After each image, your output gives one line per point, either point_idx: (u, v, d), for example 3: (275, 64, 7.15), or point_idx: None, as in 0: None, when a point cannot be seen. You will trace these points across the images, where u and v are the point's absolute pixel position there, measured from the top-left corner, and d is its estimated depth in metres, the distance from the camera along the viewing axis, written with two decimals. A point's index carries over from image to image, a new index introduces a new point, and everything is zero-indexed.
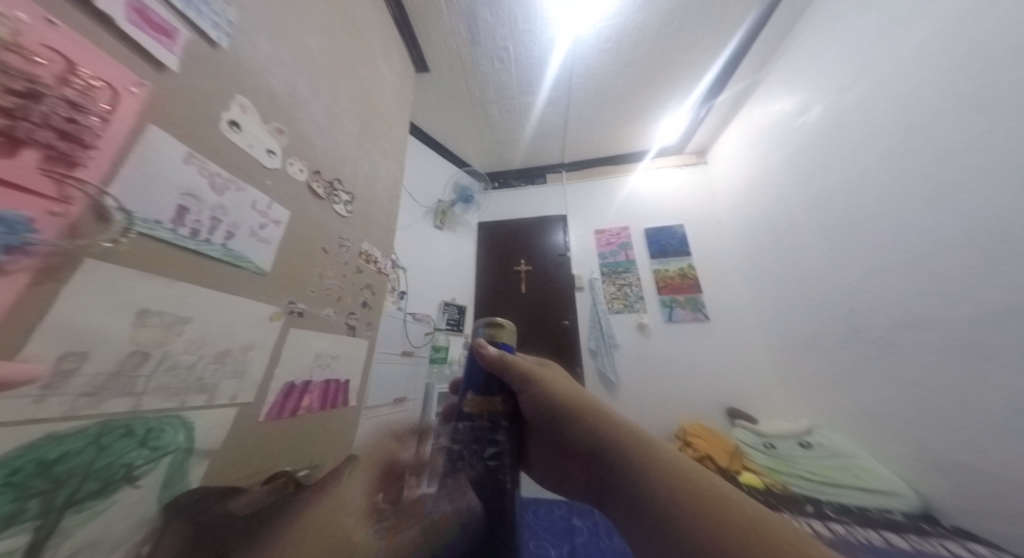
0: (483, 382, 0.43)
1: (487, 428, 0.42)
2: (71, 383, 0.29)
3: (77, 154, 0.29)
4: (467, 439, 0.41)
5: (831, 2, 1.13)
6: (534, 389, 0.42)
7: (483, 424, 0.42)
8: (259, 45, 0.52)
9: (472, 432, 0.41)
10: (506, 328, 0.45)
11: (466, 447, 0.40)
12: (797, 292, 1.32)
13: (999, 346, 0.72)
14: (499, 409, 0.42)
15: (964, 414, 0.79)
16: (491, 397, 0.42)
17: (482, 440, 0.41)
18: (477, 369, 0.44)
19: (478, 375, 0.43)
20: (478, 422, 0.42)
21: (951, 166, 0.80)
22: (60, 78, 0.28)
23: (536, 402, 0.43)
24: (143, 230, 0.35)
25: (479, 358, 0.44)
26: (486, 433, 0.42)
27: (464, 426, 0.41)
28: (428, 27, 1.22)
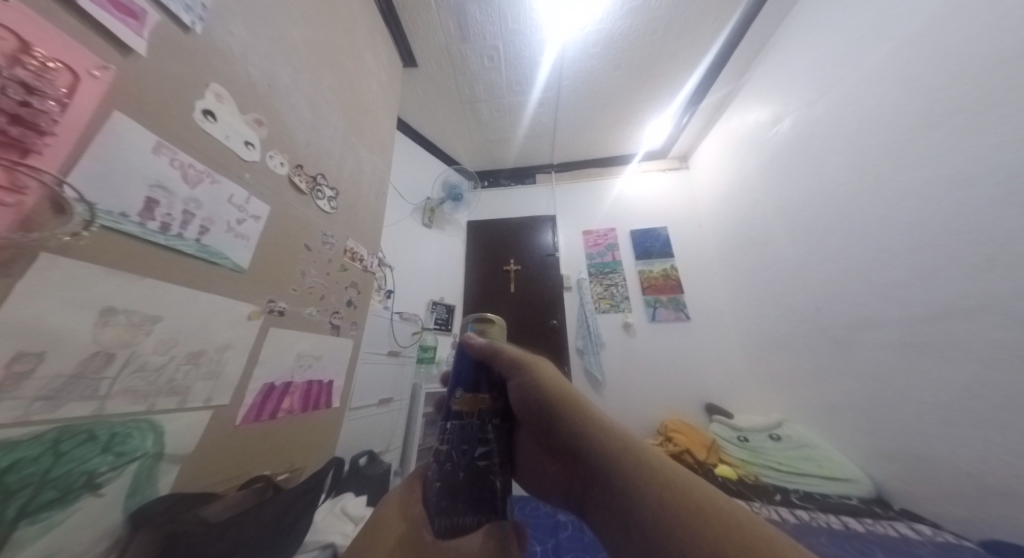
0: (473, 374, 0.38)
1: (477, 427, 0.35)
2: (26, 387, 0.27)
3: (32, 141, 0.27)
4: (455, 441, 0.34)
5: (800, 20, 1.21)
6: (519, 377, 0.34)
7: (473, 422, 0.35)
8: (236, 31, 0.50)
9: (460, 433, 0.34)
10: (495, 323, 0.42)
11: (454, 447, 0.33)
12: (769, 292, 1.39)
13: (941, 342, 0.80)
14: (489, 406, 0.36)
15: (909, 406, 0.87)
16: (481, 390, 0.37)
17: (471, 439, 0.34)
18: (466, 362, 0.39)
19: (467, 368, 0.38)
20: (467, 421, 0.35)
21: (900, 177, 0.87)
22: (12, 58, 0.26)
23: (522, 396, 0.34)
24: (107, 223, 0.32)
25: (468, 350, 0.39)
26: (478, 432, 0.35)
27: (451, 426, 0.35)
28: (416, 22, 1.21)
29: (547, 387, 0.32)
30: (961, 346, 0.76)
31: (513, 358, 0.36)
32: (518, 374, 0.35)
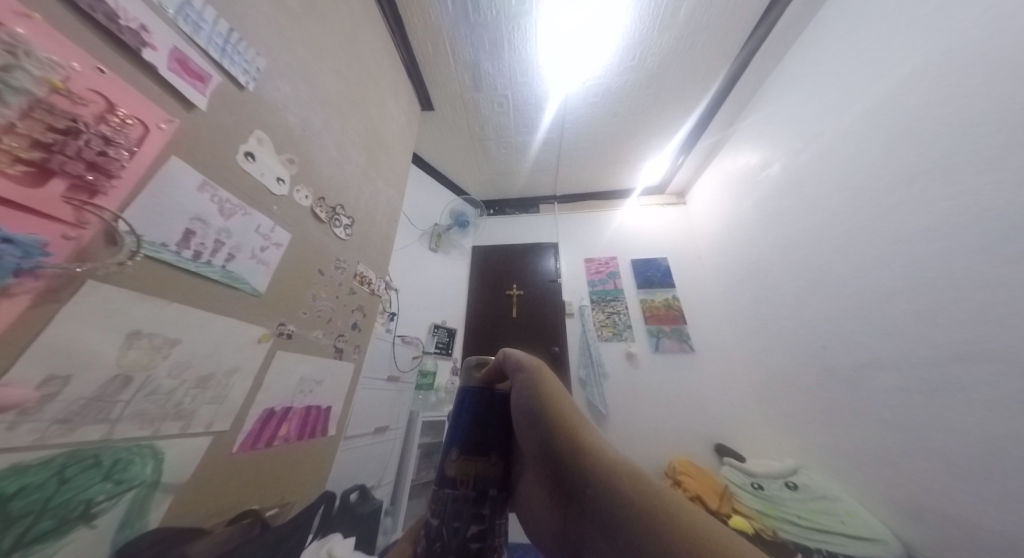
0: (470, 434, 0.36)
1: (472, 501, 0.33)
2: (47, 409, 0.28)
3: (101, 184, 0.31)
4: (448, 516, 0.32)
5: (780, 80, 1.34)
6: (523, 378, 0.35)
7: (468, 494, 0.33)
8: (281, 87, 0.57)
9: (453, 506, 0.32)
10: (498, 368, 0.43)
11: (445, 523, 0.31)
12: (772, 326, 1.39)
13: (950, 386, 0.77)
14: (488, 470, 0.34)
15: (925, 455, 0.82)
16: (478, 453, 0.35)
17: (465, 515, 0.32)
18: (465, 419, 0.37)
19: (465, 427, 0.36)
20: (461, 491, 0.33)
21: (888, 220, 0.91)
22: (99, 116, 0.31)
23: (521, 399, 0.34)
24: (149, 253, 0.36)
25: (470, 389, 0.40)
26: (471, 506, 0.32)
27: (445, 497, 0.33)
28: (435, 74, 1.35)
29: (544, 386, 0.32)
30: (970, 391, 0.74)
31: (519, 362, 0.37)
32: (519, 377, 0.36)
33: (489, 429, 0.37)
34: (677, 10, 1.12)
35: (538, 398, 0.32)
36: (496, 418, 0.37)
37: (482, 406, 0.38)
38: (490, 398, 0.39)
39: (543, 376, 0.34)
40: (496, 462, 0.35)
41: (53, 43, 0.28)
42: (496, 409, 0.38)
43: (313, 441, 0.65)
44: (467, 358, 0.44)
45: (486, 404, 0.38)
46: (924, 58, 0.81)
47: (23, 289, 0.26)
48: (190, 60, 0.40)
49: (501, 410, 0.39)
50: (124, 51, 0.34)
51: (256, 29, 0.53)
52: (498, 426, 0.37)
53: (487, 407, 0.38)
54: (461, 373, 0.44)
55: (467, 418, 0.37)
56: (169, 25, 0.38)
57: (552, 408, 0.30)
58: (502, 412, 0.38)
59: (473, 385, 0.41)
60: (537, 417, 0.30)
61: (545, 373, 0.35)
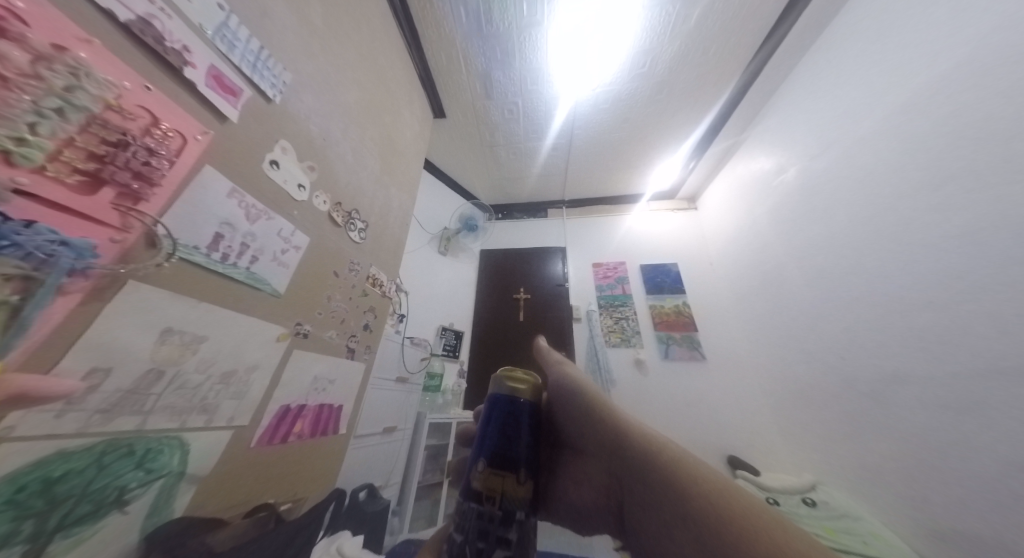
0: (499, 446, 0.33)
1: (498, 520, 0.29)
2: (90, 399, 0.30)
3: (144, 192, 0.34)
4: (473, 534, 0.29)
5: (795, 86, 1.32)
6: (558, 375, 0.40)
7: (494, 512, 0.29)
8: (305, 98, 0.60)
9: (477, 524, 0.29)
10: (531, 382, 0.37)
11: (468, 541, 0.29)
12: (788, 335, 1.34)
13: (981, 404, 0.73)
14: (515, 492, 0.31)
15: (952, 475, 0.78)
16: (505, 468, 0.32)
17: (489, 536, 0.29)
18: (492, 430, 0.34)
19: (491, 439, 0.33)
20: (487, 509, 0.30)
21: (911, 228, 0.87)
22: (145, 130, 0.34)
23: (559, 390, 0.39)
24: (182, 255, 0.38)
25: (500, 399, 0.36)
26: (497, 528, 0.29)
27: (470, 510, 0.30)
28: (448, 82, 1.39)
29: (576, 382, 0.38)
30: (1002, 409, 0.70)
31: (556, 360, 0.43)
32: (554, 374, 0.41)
33: (519, 445, 0.33)
34: (688, 18, 1.13)
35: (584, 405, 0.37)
36: (525, 434, 0.34)
37: (512, 418, 0.34)
38: (521, 412, 0.35)
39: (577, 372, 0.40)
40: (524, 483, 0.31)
41: (109, 64, 0.31)
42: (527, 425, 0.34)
43: (325, 440, 0.67)
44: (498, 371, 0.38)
45: (516, 418, 0.34)
46: (947, 63, 0.79)
47: (75, 287, 0.29)
48: (225, 77, 0.44)
49: (530, 426, 0.35)
50: (168, 70, 0.37)
51: (283, 45, 0.56)
52: (527, 443, 0.33)
53: (517, 421, 0.34)
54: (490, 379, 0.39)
55: (495, 429, 0.34)
56: (207, 46, 0.41)
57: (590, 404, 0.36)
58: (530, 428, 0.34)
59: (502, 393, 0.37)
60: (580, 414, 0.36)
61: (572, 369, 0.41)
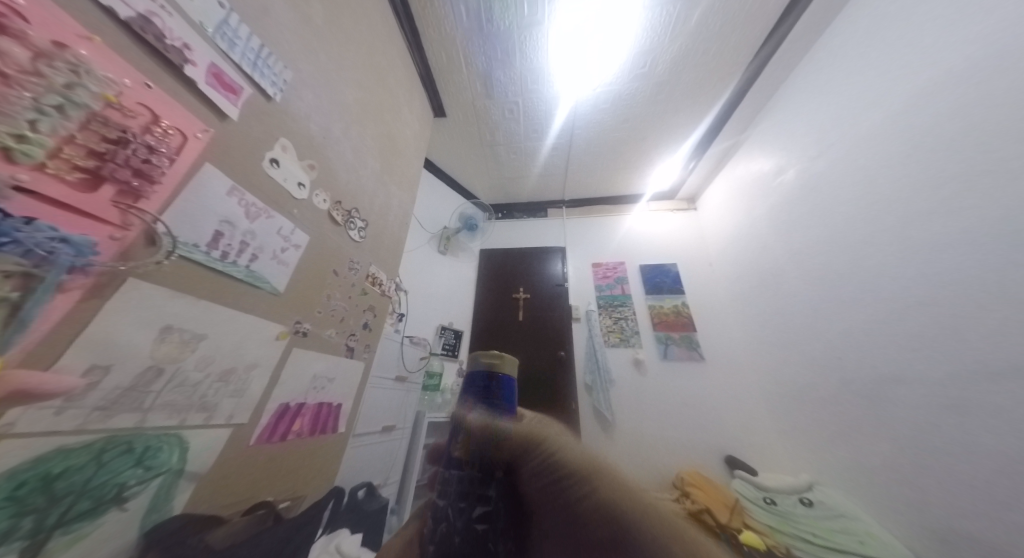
0: (475, 414, 0.35)
1: (476, 481, 0.30)
2: (90, 397, 0.30)
3: (144, 190, 0.34)
4: (455, 496, 0.30)
5: (794, 88, 1.33)
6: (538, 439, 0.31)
7: (473, 474, 0.30)
8: (305, 97, 0.60)
9: (458, 486, 0.30)
10: (506, 358, 0.39)
11: (450, 503, 0.30)
12: (786, 336, 1.35)
13: (977, 404, 0.73)
14: (493, 453, 0.31)
15: (949, 476, 0.78)
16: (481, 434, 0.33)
17: (471, 495, 0.30)
18: (472, 400, 0.37)
19: (471, 407, 0.36)
20: (466, 471, 0.31)
21: (910, 229, 0.87)
22: (145, 127, 0.34)
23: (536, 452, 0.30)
24: (182, 254, 0.38)
25: (478, 374, 0.39)
26: (477, 487, 0.30)
27: (452, 476, 0.31)
28: (448, 82, 1.39)
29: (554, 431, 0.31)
30: (998, 410, 0.70)
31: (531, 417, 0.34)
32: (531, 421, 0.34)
33: (495, 410, 0.35)
34: (689, 18, 1.13)
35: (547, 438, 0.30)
36: (502, 401, 0.36)
37: (489, 387, 0.37)
38: (496, 384, 0.37)
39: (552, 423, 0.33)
40: (498, 448, 0.31)
41: (110, 62, 0.31)
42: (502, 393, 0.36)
43: (324, 438, 0.67)
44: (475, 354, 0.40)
45: (491, 388, 0.37)
46: (947, 66, 0.79)
47: (74, 285, 0.29)
48: (225, 75, 0.44)
49: (508, 395, 0.37)
50: (168, 68, 0.37)
51: (284, 43, 0.56)
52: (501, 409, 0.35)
53: (494, 390, 0.37)
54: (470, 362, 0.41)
55: (473, 398, 0.37)
56: (208, 43, 0.41)
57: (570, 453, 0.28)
58: (507, 397, 0.37)
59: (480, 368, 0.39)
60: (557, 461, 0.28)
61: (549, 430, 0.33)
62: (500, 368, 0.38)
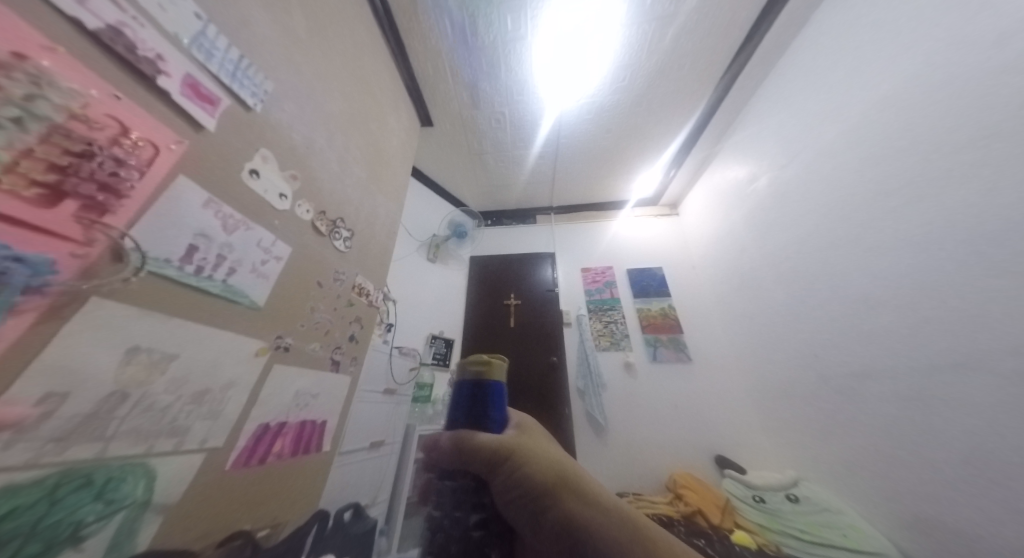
0: (464, 430, 0.35)
1: (470, 492, 0.34)
2: (45, 427, 0.28)
3: (111, 204, 0.32)
4: (449, 506, 0.34)
5: (762, 101, 1.42)
6: (510, 463, 0.35)
7: (466, 487, 0.34)
8: (287, 108, 0.60)
9: (454, 497, 0.34)
10: (494, 363, 0.37)
11: (446, 514, 0.33)
12: (766, 335, 1.40)
13: (942, 397, 0.78)
14: (479, 474, 0.34)
15: (921, 466, 0.82)
16: (469, 454, 0.34)
17: (465, 505, 0.34)
18: (460, 413, 0.36)
19: (459, 422, 0.35)
20: (459, 484, 0.34)
21: (873, 232, 0.93)
22: (112, 140, 0.33)
23: (512, 478, 0.35)
24: (152, 269, 0.36)
25: (465, 383, 0.37)
26: (472, 496, 0.34)
27: (445, 489, 0.35)
28: (435, 92, 1.40)
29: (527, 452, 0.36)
30: (960, 400, 0.75)
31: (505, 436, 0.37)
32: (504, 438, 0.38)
33: (483, 425, 0.35)
34: (664, 35, 1.19)
35: (513, 456, 0.35)
36: (491, 411, 0.35)
37: (478, 399, 0.36)
38: (482, 396, 0.36)
39: (524, 441, 0.38)
40: (484, 463, 0.34)
41: (76, 74, 0.30)
42: (489, 405, 0.36)
43: (308, 459, 0.64)
44: (461, 359, 0.37)
45: (478, 401, 0.36)
46: (898, 83, 0.86)
47: (29, 307, 0.27)
48: (202, 85, 0.43)
49: (497, 403, 0.36)
50: (141, 79, 0.36)
51: (265, 55, 0.55)
52: (489, 423, 0.35)
53: (483, 399, 0.36)
54: (455, 366, 0.38)
55: (462, 411, 0.36)
56: (183, 54, 0.40)
57: (541, 473, 0.36)
58: (497, 404, 0.36)
59: (467, 377, 0.38)
60: (530, 487, 0.35)
61: (520, 442, 0.37)
62: (488, 376, 0.37)
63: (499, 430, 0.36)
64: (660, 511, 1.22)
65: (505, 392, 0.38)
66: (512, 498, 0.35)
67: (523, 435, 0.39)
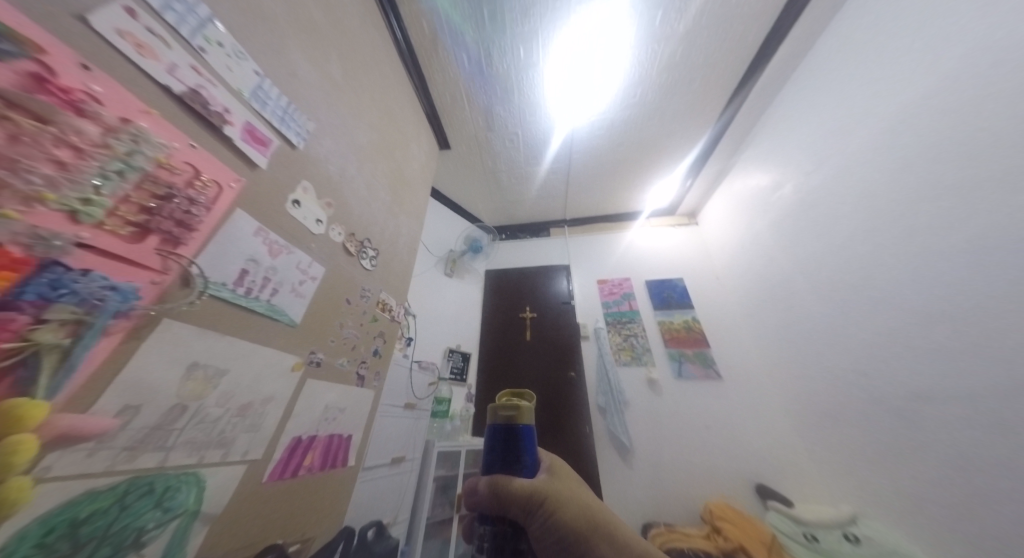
0: (498, 475, 0.42)
1: (509, 535, 0.40)
2: (119, 436, 0.31)
3: (183, 237, 0.37)
4: (492, 547, 0.40)
5: (781, 108, 1.39)
6: (545, 511, 0.40)
7: (504, 531, 0.40)
8: (325, 143, 0.66)
9: (495, 538, 0.40)
10: (523, 409, 0.43)
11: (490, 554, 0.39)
12: (803, 349, 1.30)
13: (1014, 422, 0.69)
14: (517, 520, 0.40)
15: (999, 502, 0.71)
16: (505, 501, 0.40)
17: (505, 547, 0.40)
18: (495, 458, 0.42)
19: (495, 467, 0.42)
20: (499, 529, 0.40)
21: (916, 237, 0.87)
22: (188, 182, 0.38)
23: (548, 525, 0.40)
24: (212, 293, 0.41)
25: (497, 432, 0.44)
26: (510, 538, 0.40)
27: (487, 532, 0.41)
28: (453, 118, 1.49)
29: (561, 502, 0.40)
30: None
31: (538, 487, 0.41)
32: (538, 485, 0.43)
33: (515, 472, 0.41)
34: (674, 53, 1.22)
35: (548, 505, 0.40)
36: (523, 456, 0.42)
37: (510, 444, 0.42)
38: (512, 444, 0.42)
39: (557, 490, 0.41)
40: (520, 507, 0.40)
41: (163, 130, 0.36)
42: (519, 454, 0.42)
43: (334, 473, 0.65)
44: (493, 409, 0.44)
45: (509, 449, 0.42)
46: (930, 83, 0.82)
47: (117, 328, 0.31)
48: (257, 130, 0.49)
49: (527, 447, 0.42)
50: (211, 129, 0.42)
51: (308, 99, 0.62)
52: (520, 469, 0.41)
53: (514, 444, 0.42)
54: (488, 414, 0.45)
55: (495, 457, 0.42)
56: (243, 105, 0.47)
57: (574, 522, 0.40)
58: (527, 449, 0.42)
59: (499, 422, 0.44)
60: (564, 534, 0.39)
61: (554, 492, 0.41)
62: (518, 420, 0.43)
63: (531, 474, 0.42)
64: (696, 545, 1.12)
65: (533, 436, 0.44)
66: (547, 543, 0.40)
67: (555, 481, 0.43)
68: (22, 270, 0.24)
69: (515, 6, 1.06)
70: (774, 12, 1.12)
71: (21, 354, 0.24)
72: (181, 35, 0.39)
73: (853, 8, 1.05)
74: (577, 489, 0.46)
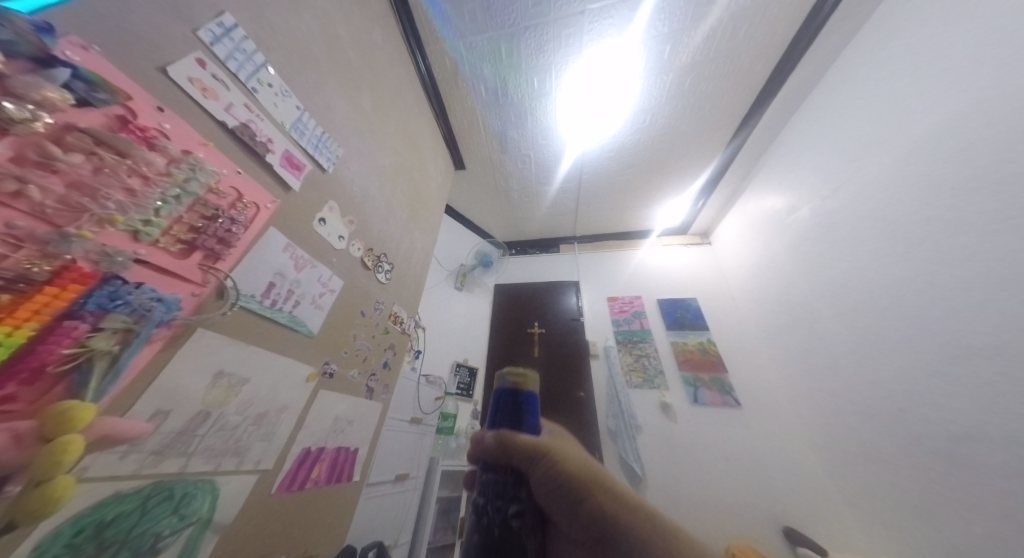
0: (503, 426, 0.40)
1: (510, 484, 0.37)
2: (148, 441, 0.33)
3: (223, 252, 0.40)
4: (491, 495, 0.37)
5: (793, 134, 1.40)
6: (545, 462, 0.38)
7: (506, 479, 0.37)
8: (351, 165, 0.71)
9: (495, 488, 0.37)
10: (529, 376, 0.43)
11: (489, 501, 0.36)
12: (828, 378, 1.23)
13: None
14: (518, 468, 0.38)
15: None
16: (507, 448, 0.38)
17: (505, 495, 0.36)
18: (501, 415, 0.41)
19: (500, 423, 0.40)
20: (501, 477, 0.38)
21: (952, 263, 0.82)
22: (231, 204, 0.42)
23: (547, 476, 0.37)
24: (242, 304, 0.43)
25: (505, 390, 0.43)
26: (510, 488, 0.37)
27: (489, 480, 0.38)
28: (468, 141, 1.57)
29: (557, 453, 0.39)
30: None
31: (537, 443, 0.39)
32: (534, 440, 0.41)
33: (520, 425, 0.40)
34: (681, 83, 1.27)
35: (548, 454, 0.38)
36: (526, 417, 0.41)
37: (516, 405, 0.41)
38: (518, 400, 0.41)
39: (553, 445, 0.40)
40: (524, 456, 0.38)
41: (216, 160, 0.41)
42: (526, 410, 0.41)
43: (337, 490, 0.64)
44: (500, 372, 0.43)
45: (516, 404, 0.41)
46: (953, 109, 0.81)
47: (159, 336, 0.33)
48: (294, 156, 0.54)
49: (531, 411, 0.42)
50: (254, 158, 0.47)
51: (340, 128, 0.68)
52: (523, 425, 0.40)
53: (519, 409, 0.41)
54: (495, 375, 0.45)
55: (502, 414, 0.41)
56: (285, 135, 0.52)
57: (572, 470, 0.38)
58: (530, 412, 0.42)
59: (506, 386, 0.43)
60: (563, 481, 0.37)
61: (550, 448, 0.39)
62: (524, 386, 0.42)
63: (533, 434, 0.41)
64: None
65: (536, 404, 0.43)
66: (550, 491, 0.37)
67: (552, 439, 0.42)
68: (87, 282, 0.27)
69: (531, 41, 1.14)
70: (780, 47, 1.16)
71: (77, 359, 0.27)
72: (239, 79, 0.46)
73: (862, 42, 1.07)
74: (575, 451, 0.45)
